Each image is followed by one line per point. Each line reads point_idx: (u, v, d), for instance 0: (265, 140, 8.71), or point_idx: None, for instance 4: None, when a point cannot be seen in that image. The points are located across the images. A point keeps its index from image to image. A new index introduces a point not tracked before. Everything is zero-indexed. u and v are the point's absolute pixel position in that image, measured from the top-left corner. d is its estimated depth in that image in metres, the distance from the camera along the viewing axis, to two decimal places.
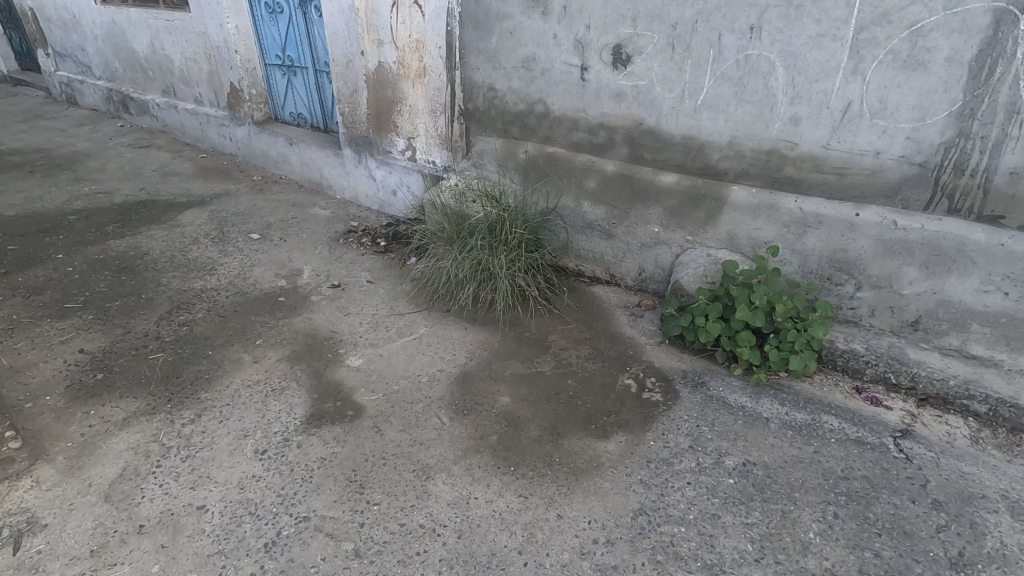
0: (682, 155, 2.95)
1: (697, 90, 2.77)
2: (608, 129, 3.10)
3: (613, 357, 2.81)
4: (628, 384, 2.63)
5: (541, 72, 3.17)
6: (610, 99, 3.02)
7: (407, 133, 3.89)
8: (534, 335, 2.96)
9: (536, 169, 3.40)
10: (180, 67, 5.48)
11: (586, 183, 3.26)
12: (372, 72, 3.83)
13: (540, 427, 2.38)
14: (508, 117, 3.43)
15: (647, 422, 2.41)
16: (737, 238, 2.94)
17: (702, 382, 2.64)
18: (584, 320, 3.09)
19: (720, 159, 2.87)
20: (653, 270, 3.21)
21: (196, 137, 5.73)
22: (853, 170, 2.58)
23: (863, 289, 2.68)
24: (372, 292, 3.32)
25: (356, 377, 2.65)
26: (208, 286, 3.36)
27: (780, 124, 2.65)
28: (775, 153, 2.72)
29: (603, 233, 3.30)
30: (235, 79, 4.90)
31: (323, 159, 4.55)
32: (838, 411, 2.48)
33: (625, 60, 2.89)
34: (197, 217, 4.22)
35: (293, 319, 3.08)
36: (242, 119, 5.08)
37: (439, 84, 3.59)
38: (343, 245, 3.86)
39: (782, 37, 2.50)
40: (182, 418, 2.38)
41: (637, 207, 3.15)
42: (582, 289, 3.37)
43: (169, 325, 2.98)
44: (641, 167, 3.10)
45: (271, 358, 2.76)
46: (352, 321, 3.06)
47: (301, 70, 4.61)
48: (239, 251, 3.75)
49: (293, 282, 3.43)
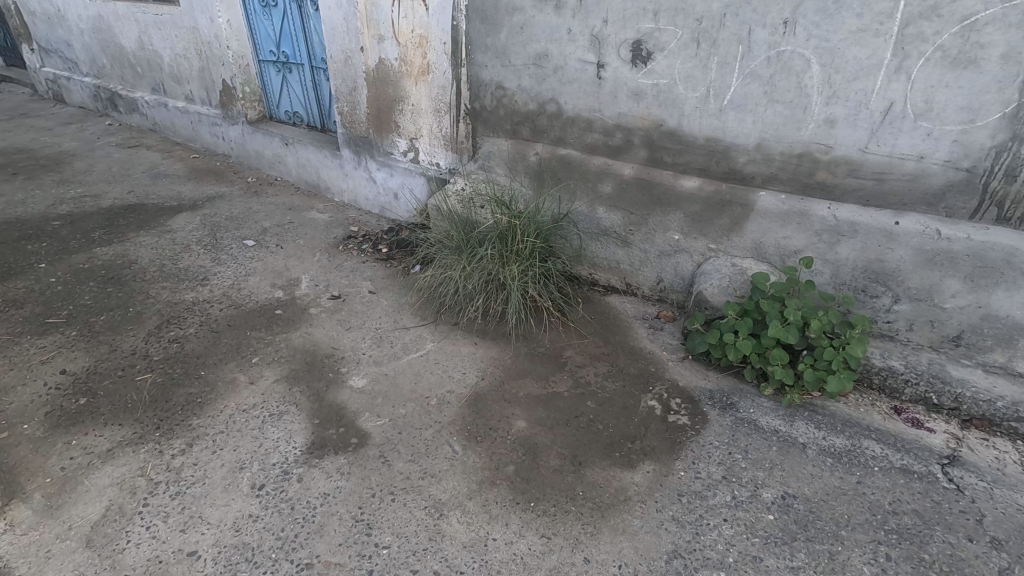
0: (706, 158, 2.77)
1: (724, 89, 2.58)
2: (626, 130, 2.91)
3: (634, 376, 2.63)
4: (652, 405, 2.46)
5: (554, 70, 2.98)
6: (628, 99, 2.83)
7: (410, 133, 3.70)
8: (549, 351, 2.78)
9: (547, 172, 3.21)
10: (170, 64, 5.25)
11: (601, 187, 3.08)
12: (372, 69, 3.63)
13: (560, 455, 2.21)
14: (517, 117, 3.23)
15: (675, 449, 2.24)
16: (764, 247, 2.76)
17: (731, 403, 2.46)
18: (601, 334, 2.91)
19: (747, 163, 2.68)
20: (672, 280, 3.03)
21: (187, 137, 5.51)
22: (892, 175, 2.40)
23: (900, 302, 2.51)
24: (374, 303, 3.14)
25: (360, 400, 2.46)
26: (200, 297, 3.16)
27: (814, 126, 2.46)
28: (807, 156, 2.54)
29: (619, 240, 3.12)
30: (227, 75, 4.69)
31: (321, 160, 4.35)
32: (878, 435, 2.32)
33: (645, 57, 2.70)
34: (189, 222, 4.02)
35: (291, 334, 2.89)
36: (235, 118, 4.87)
37: (443, 82, 3.40)
38: (343, 252, 3.67)
39: (819, 33, 2.31)
40: (172, 449, 2.20)
41: (655, 214, 2.97)
42: (597, 300, 3.19)
43: (158, 342, 2.79)
44: (660, 170, 2.91)
45: (268, 379, 2.57)
46: (354, 337, 2.87)
47: (296, 67, 4.40)
48: (233, 259, 3.55)
49: (291, 293, 3.24)
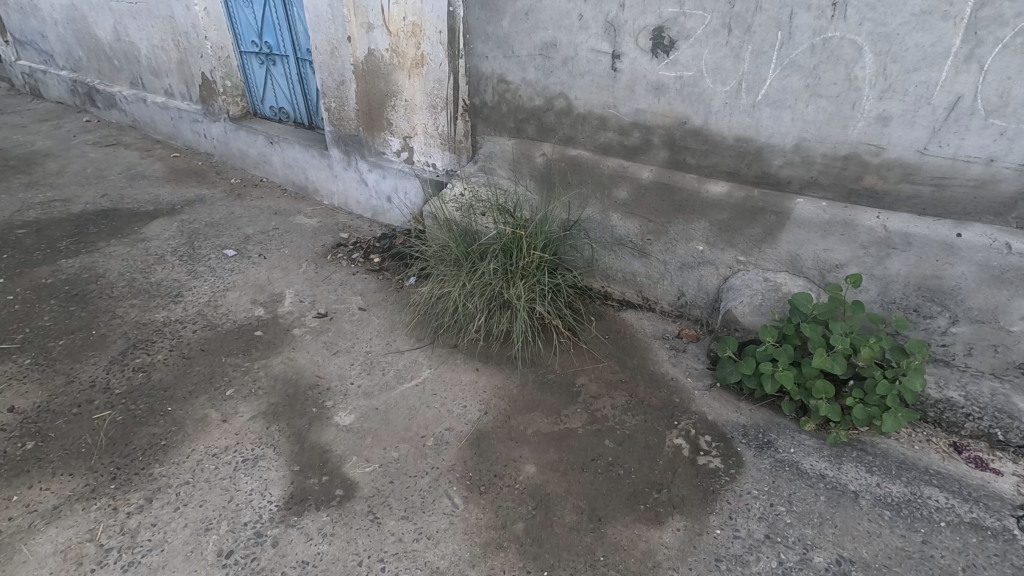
0: (736, 160, 2.46)
1: (758, 82, 2.27)
2: (644, 128, 2.59)
3: (656, 408, 2.34)
4: (679, 445, 2.16)
5: (563, 61, 2.66)
6: (647, 93, 2.51)
7: (403, 132, 3.38)
8: (559, 378, 2.48)
9: (555, 175, 2.90)
10: (148, 56, 4.91)
11: (615, 192, 2.77)
12: (360, 61, 3.29)
13: (576, 510, 1.92)
14: (522, 114, 2.91)
15: (708, 500, 1.95)
16: (801, 260, 2.45)
17: (768, 442, 2.17)
18: (617, 357, 2.60)
19: (784, 166, 2.37)
20: (695, 295, 2.72)
21: (168, 134, 5.18)
22: (954, 181, 2.09)
23: (959, 324, 2.20)
24: (365, 322, 2.83)
25: (347, 441, 2.17)
26: (172, 317, 2.86)
27: (864, 124, 2.15)
28: (854, 159, 2.22)
29: (635, 251, 2.81)
30: (206, 68, 4.35)
31: (308, 160, 4.03)
32: (939, 480, 2.02)
33: (667, 46, 2.38)
34: (165, 230, 3.70)
35: (272, 360, 2.59)
36: (217, 114, 4.54)
37: (440, 75, 3.07)
38: (331, 262, 3.35)
39: (874, 15, 1.99)
40: (128, 505, 1.91)
41: (677, 222, 2.66)
42: (611, 316, 2.87)
43: (121, 372, 2.49)
44: (682, 173, 2.60)
45: (243, 416, 2.28)
46: (341, 363, 2.57)
47: (280, 58, 4.07)
48: (211, 272, 3.24)
49: (273, 310, 2.93)
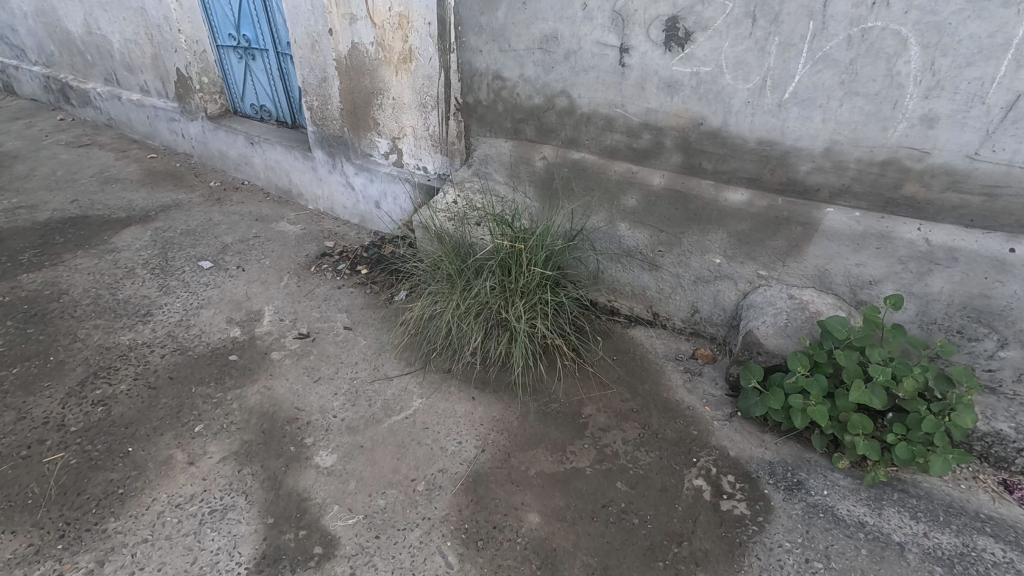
0: (758, 165, 2.21)
1: (786, 78, 2.02)
2: (655, 130, 2.34)
3: (672, 443, 2.11)
4: (699, 487, 1.94)
5: (565, 56, 2.40)
6: (659, 91, 2.26)
7: (391, 132, 3.13)
8: (564, 408, 2.25)
9: (556, 180, 2.65)
10: (121, 50, 4.62)
11: (623, 200, 2.52)
12: (344, 56, 3.03)
13: (586, 569, 1.70)
14: (519, 114, 2.66)
15: (735, 555, 1.73)
16: (830, 275, 2.21)
17: (798, 482, 1.95)
18: (626, 383, 2.37)
19: (812, 172, 2.13)
20: (711, 311, 2.48)
21: (145, 133, 4.89)
22: (1009, 189, 1.84)
23: (1009, 347, 1.97)
24: (350, 344, 2.59)
25: (328, 486, 1.94)
26: (139, 340, 2.61)
27: (906, 126, 1.91)
28: (893, 164, 1.98)
29: (644, 263, 2.57)
30: (181, 64, 4.07)
31: (290, 162, 3.77)
32: (993, 527, 1.80)
33: (682, 38, 2.13)
34: (137, 239, 3.45)
35: (247, 389, 2.34)
36: (194, 113, 4.26)
37: (429, 71, 2.82)
38: (315, 275, 3.11)
39: (922, 2, 1.74)
40: (76, 571, 1.68)
41: (692, 233, 2.42)
42: (619, 334, 2.64)
43: (78, 405, 2.25)
44: (697, 179, 2.36)
45: (213, 458, 2.04)
46: (324, 393, 2.33)
47: (259, 53, 3.80)
48: (183, 287, 2.99)
49: (250, 330, 2.69)
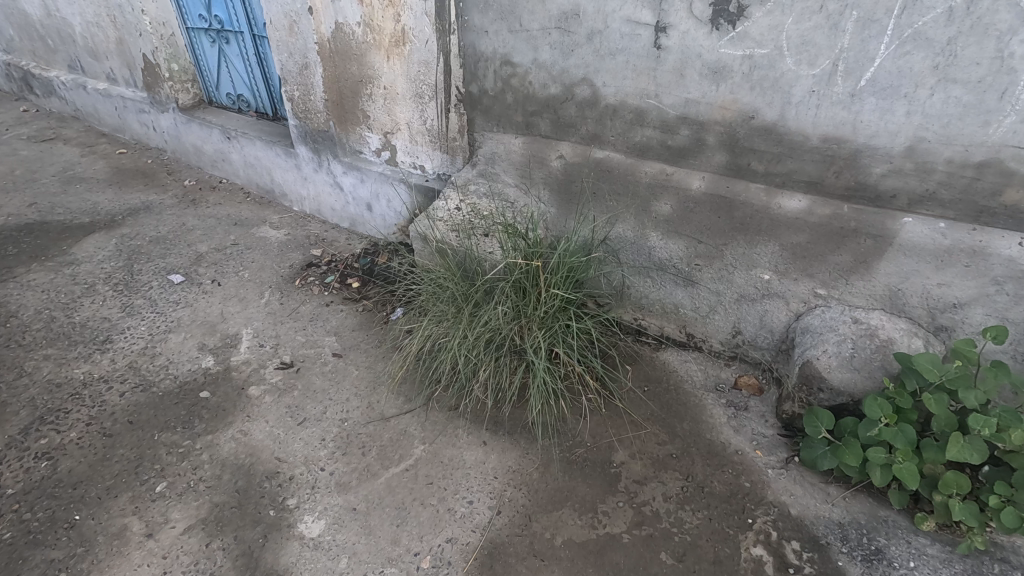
0: (819, 166, 1.87)
1: (863, 63, 1.67)
2: (695, 124, 2.00)
3: (722, 499, 1.78)
4: (759, 558, 1.62)
5: (588, 37, 2.05)
6: (702, 78, 1.92)
7: (383, 126, 2.75)
8: (592, 455, 1.92)
9: (575, 183, 2.30)
10: (83, 34, 4.18)
11: (655, 206, 2.18)
12: (326, 39, 2.63)
13: None
14: (532, 106, 2.31)
15: None
16: (903, 295, 1.85)
17: (878, 551, 1.62)
18: (662, 421, 2.04)
19: (887, 175, 1.78)
20: (756, 334, 2.13)
21: (114, 126, 4.48)
22: None
23: None
24: (341, 375, 2.25)
25: (314, 565, 1.61)
26: (96, 373, 2.26)
27: (1013, 120, 1.55)
28: (993, 167, 1.63)
29: (679, 278, 2.21)
30: (148, 49, 3.66)
31: (271, 159, 3.39)
32: None
33: (733, 14, 1.78)
34: (99, 249, 3.07)
35: (219, 436, 2.00)
36: (164, 103, 3.86)
37: (426, 56, 2.43)
38: (301, 289, 2.75)
39: None
40: None
41: (736, 244, 2.07)
42: (648, 359, 2.29)
43: (19, 461, 1.90)
44: (744, 183, 2.02)
45: (176, 528, 1.70)
46: (309, 439, 1.99)
47: (233, 35, 3.39)
48: (150, 306, 2.64)
49: (225, 359, 2.34)
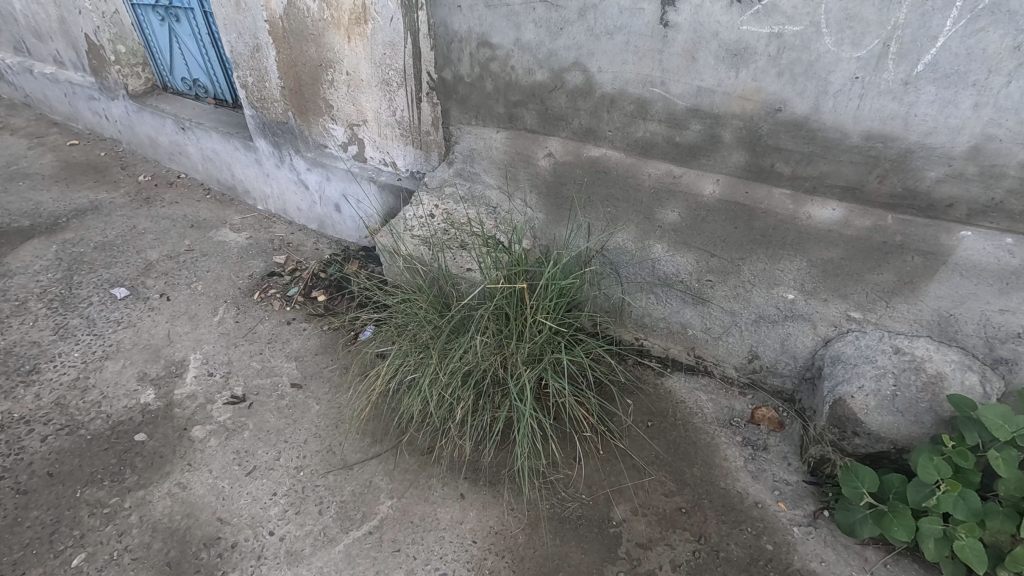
0: (859, 169, 1.55)
1: (921, 43, 1.35)
2: (708, 118, 1.68)
3: (742, 568, 1.50)
4: None
5: (580, 12, 1.71)
6: (718, 62, 1.59)
7: (348, 117, 2.40)
8: (587, 511, 1.64)
9: (567, 185, 1.99)
10: (24, 13, 3.78)
11: (660, 214, 1.87)
12: (278, 17, 2.27)
13: None
14: (515, 95, 1.97)
15: None
16: (955, 322, 1.55)
17: None
18: (669, 466, 1.75)
19: (943, 180, 1.47)
20: (776, 360, 1.82)
21: (66, 114, 4.10)
22: None
23: None
24: (299, 411, 1.96)
25: None
26: (16, 413, 1.96)
27: None
28: None
29: (687, 295, 1.91)
30: (90, 29, 3.28)
31: (229, 153, 3.05)
32: None
33: None
34: (37, 257, 2.74)
35: (152, 493, 1.71)
36: (114, 90, 3.49)
37: (392, 36, 2.08)
38: (259, 304, 2.45)
39: None
40: None
41: (756, 259, 1.77)
42: (651, 388, 1.98)
43: None
44: (767, 189, 1.70)
45: None
46: (258, 494, 1.70)
47: (181, 12, 3.02)
48: (87, 327, 2.32)
49: (166, 393, 2.04)
